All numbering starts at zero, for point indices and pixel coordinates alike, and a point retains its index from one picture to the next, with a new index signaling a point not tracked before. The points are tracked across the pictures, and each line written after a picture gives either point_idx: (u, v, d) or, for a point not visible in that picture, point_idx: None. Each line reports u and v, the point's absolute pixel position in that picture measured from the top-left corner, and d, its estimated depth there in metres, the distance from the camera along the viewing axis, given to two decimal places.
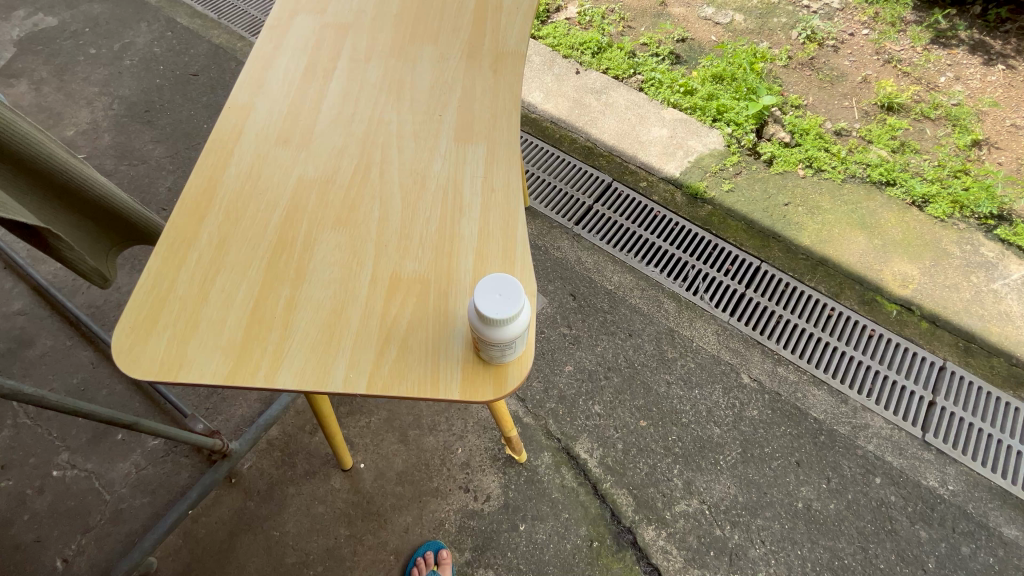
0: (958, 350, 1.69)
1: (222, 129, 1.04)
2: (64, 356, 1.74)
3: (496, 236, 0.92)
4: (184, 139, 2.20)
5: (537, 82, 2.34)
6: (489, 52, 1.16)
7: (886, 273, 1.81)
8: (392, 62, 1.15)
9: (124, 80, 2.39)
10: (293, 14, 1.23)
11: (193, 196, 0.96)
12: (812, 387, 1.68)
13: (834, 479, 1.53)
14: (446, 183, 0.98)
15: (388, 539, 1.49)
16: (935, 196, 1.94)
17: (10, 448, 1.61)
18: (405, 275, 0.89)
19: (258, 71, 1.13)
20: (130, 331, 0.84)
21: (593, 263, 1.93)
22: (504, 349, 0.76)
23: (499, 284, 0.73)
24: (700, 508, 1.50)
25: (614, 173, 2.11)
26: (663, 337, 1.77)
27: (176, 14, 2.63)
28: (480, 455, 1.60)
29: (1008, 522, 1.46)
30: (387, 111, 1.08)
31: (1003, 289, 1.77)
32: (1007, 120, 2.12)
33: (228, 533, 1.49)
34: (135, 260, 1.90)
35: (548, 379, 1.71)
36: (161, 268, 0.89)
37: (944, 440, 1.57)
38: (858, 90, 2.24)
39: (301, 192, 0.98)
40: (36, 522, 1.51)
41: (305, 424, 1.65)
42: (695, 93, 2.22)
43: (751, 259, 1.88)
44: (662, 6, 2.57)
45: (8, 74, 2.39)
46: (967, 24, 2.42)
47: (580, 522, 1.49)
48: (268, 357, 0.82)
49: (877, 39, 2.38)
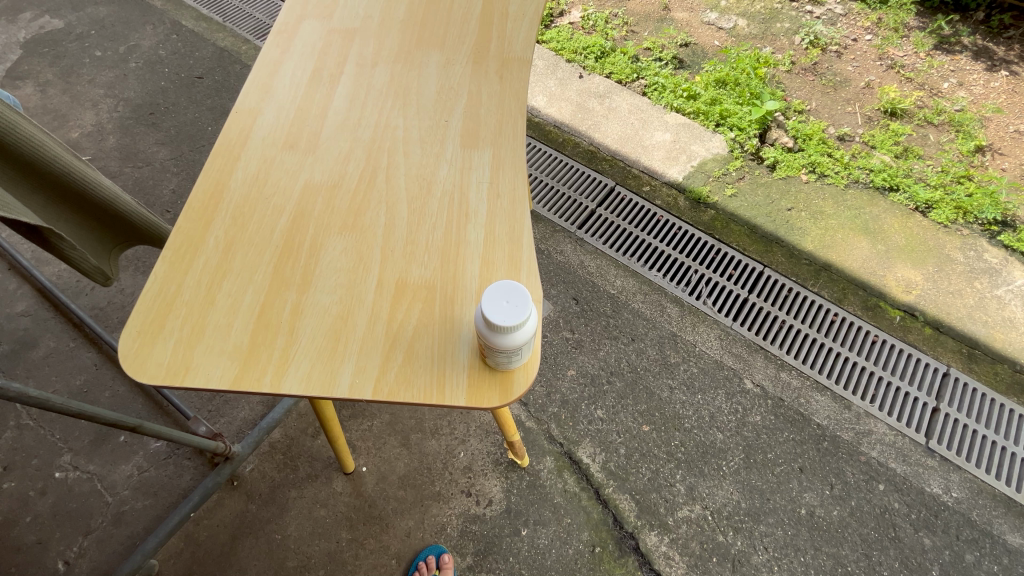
0: (961, 356, 1.69)
1: (229, 134, 1.05)
2: (67, 358, 1.74)
3: (502, 242, 0.92)
4: (189, 141, 2.21)
5: (540, 86, 2.34)
6: (495, 58, 1.16)
7: (889, 279, 1.80)
8: (399, 67, 1.15)
9: (130, 82, 2.40)
10: (300, 18, 1.23)
11: (199, 201, 0.96)
12: (815, 393, 1.67)
13: (837, 486, 1.52)
14: (452, 188, 0.98)
15: (390, 543, 1.48)
16: (938, 202, 1.93)
17: (13, 449, 1.62)
18: (411, 280, 0.89)
19: (265, 76, 1.13)
20: (137, 335, 0.83)
21: (596, 268, 1.93)
22: (510, 355, 0.76)
23: (507, 291, 0.73)
24: (703, 514, 1.49)
25: (617, 177, 2.11)
26: (666, 342, 1.77)
27: (182, 17, 2.65)
28: (482, 459, 1.60)
29: (1013, 530, 1.46)
30: (394, 116, 1.08)
31: (1006, 295, 1.76)
32: (1010, 127, 2.12)
33: (229, 536, 1.49)
34: (137, 261, 1.90)
35: (550, 384, 1.71)
36: (168, 272, 0.89)
37: (947, 447, 1.57)
38: (861, 95, 2.24)
39: (308, 197, 0.98)
40: (38, 524, 1.50)
41: (307, 427, 1.65)
42: (698, 98, 2.23)
43: (754, 264, 1.88)
44: (665, 11, 2.57)
45: (13, 75, 2.40)
46: (970, 30, 2.42)
47: (581, 527, 1.48)
48: (274, 362, 0.82)
49: (880, 45, 2.39)
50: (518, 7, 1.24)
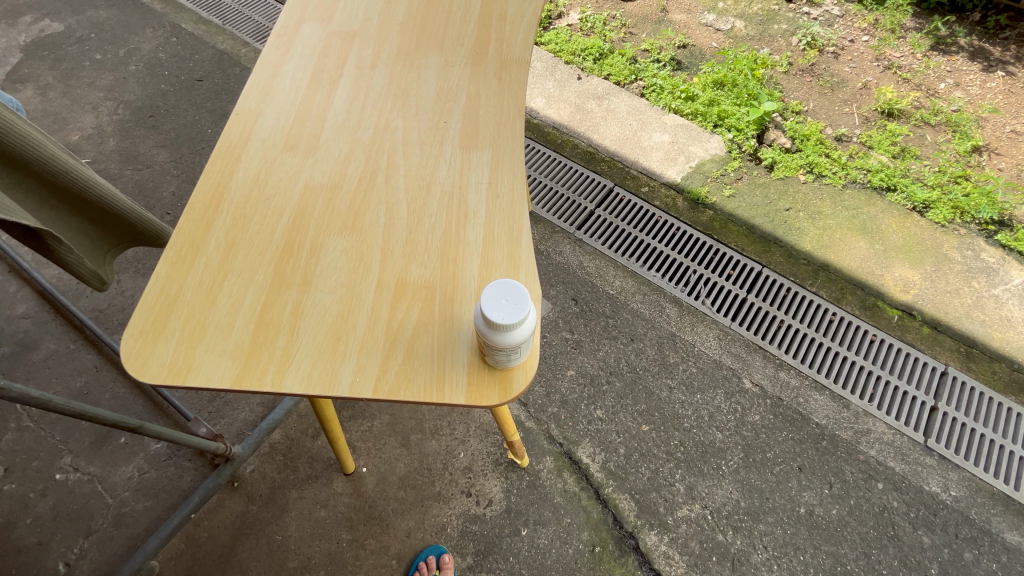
0: (959, 355, 1.69)
1: (229, 136, 1.05)
2: (68, 360, 1.74)
3: (501, 242, 0.93)
4: (189, 144, 2.22)
5: (538, 88, 2.35)
6: (493, 60, 1.17)
7: (887, 278, 1.81)
8: (398, 69, 1.16)
9: (130, 85, 2.40)
10: (300, 21, 1.24)
11: (199, 202, 0.97)
12: (814, 392, 1.68)
13: (836, 485, 1.53)
14: (452, 189, 0.99)
15: (390, 544, 1.48)
16: (936, 202, 1.94)
17: (14, 450, 1.62)
18: (411, 280, 0.89)
19: (265, 78, 1.14)
20: (138, 335, 0.84)
21: (595, 268, 1.94)
22: (509, 354, 0.76)
23: (506, 289, 0.73)
24: (702, 513, 1.50)
25: (615, 178, 2.12)
26: (665, 342, 1.78)
27: (182, 20, 2.65)
28: (482, 459, 1.60)
29: (1011, 528, 1.46)
30: (393, 117, 1.09)
31: (1004, 294, 1.77)
32: (1006, 127, 2.13)
33: (230, 537, 1.49)
34: (138, 263, 1.91)
35: (550, 384, 1.71)
36: (169, 272, 0.90)
37: (945, 445, 1.58)
38: (858, 96, 2.25)
39: (309, 198, 0.98)
40: (39, 525, 1.51)
41: (307, 428, 1.66)
42: (696, 99, 2.24)
43: (752, 264, 1.89)
44: (663, 12, 2.58)
45: (13, 79, 2.40)
46: (966, 30, 2.44)
47: (582, 527, 1.49)
48: (275, 361, 0.82)
49: (877, 46, 2.40)
50: (516, 9, 1.25)
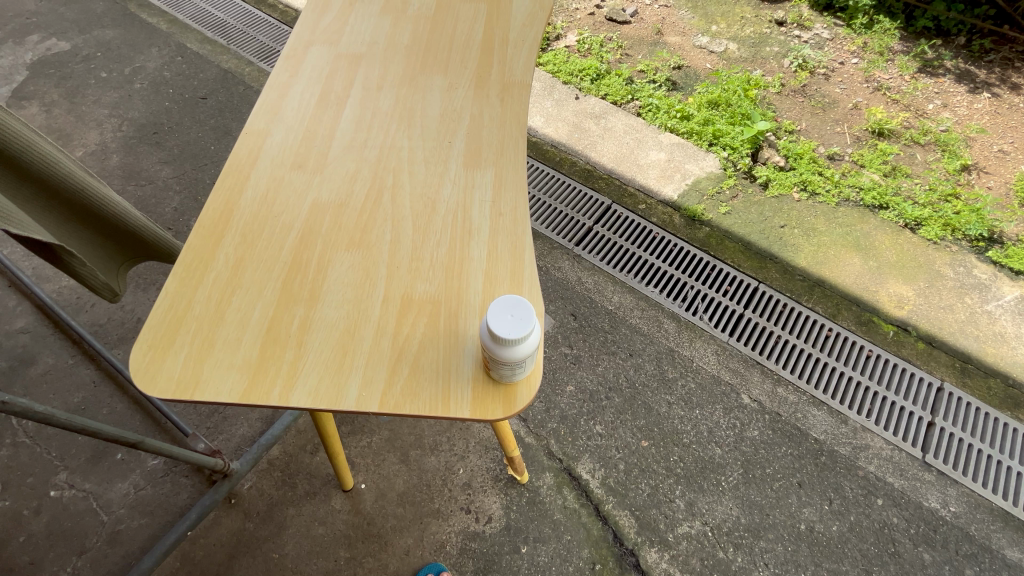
0: (955, 370, 1.71)
1: (238, 154, 1.07)
2: (65, 375, 1.74)
3: (504, 259, 0.94)
4: (191, 160, 2.24)
5: (537, 107, 2.39)
6: (497, 82, 1.20)
7: (882, 294, 1.84)
8: (403, 90, 1.19)
9: (134, 103, 2.43)
10: (308, 44, 1.27)
11: (209, 218, 0.98)
12: (812, 407, 1.69)
13: (836, 501, 1.53)
14: (456, 208, 1.01)
15: (388, 562, 1.47)
16: (926, 219, 1.98)
17: (8, 467, 1.60)
18: (416, 295, 0.91)
19: (273, 99, 1.16)
20: (148, 349, 0.85)
21: (593, 284, 1.96)
22: (513, 367, 0.77)
23: (511, 305, 0.74)
24: (703, 530, 1.49)
25: (613, 196, 2.14)
26: (664, 357, 1.79)
27: (187, 39, 2.70)
28: (481, 476, 1.59)
29: (1011, 544, 1.46)
30: (399, 137, 1.11)
31: (997, 310, 1.80)
32: (993, 146, 2.19)
33: (226, 555, 1.47)
34: (138, 278, 1.91)
35: (549, 399, 1.71)
36: (179, 287, 0.90)
37: (944, 461, 1.58)
38: (849, 116, 2.30)
39: (315, 215, 1.00)
40: (32, 544, 1.48)
41: (306, 443, 1.65)
42: (691, 118, 2.28)
43: (750, 281, 1.91)
44: (659, 35, 2.65)
45: (19, 96, 2.43)
46: (953, 54, 2.51)
47: (582, 544, 1.48)
48: (282, 374, 0.83)
49: (866, 68, 2.46)
50: (518, 34, 1.29)
